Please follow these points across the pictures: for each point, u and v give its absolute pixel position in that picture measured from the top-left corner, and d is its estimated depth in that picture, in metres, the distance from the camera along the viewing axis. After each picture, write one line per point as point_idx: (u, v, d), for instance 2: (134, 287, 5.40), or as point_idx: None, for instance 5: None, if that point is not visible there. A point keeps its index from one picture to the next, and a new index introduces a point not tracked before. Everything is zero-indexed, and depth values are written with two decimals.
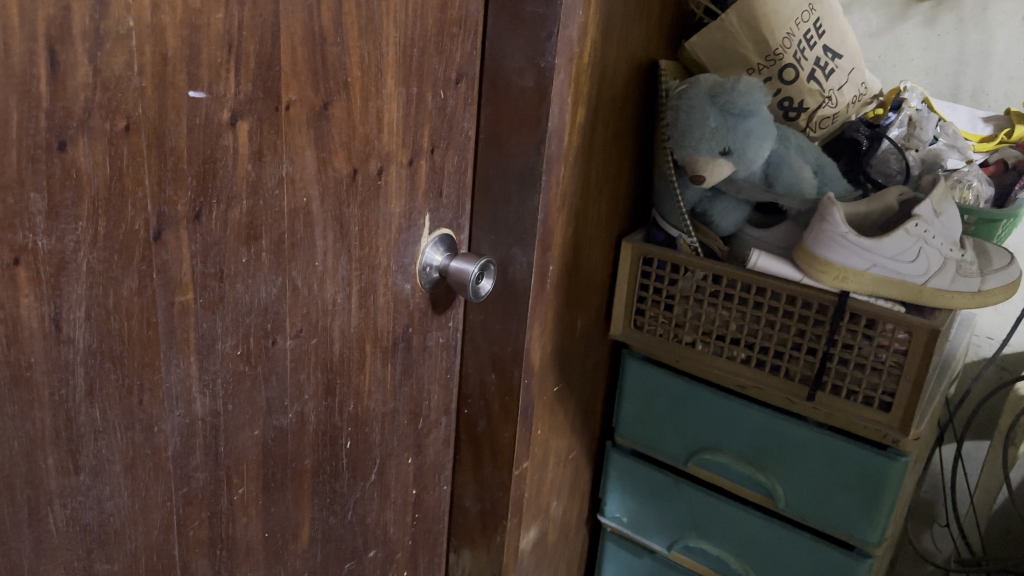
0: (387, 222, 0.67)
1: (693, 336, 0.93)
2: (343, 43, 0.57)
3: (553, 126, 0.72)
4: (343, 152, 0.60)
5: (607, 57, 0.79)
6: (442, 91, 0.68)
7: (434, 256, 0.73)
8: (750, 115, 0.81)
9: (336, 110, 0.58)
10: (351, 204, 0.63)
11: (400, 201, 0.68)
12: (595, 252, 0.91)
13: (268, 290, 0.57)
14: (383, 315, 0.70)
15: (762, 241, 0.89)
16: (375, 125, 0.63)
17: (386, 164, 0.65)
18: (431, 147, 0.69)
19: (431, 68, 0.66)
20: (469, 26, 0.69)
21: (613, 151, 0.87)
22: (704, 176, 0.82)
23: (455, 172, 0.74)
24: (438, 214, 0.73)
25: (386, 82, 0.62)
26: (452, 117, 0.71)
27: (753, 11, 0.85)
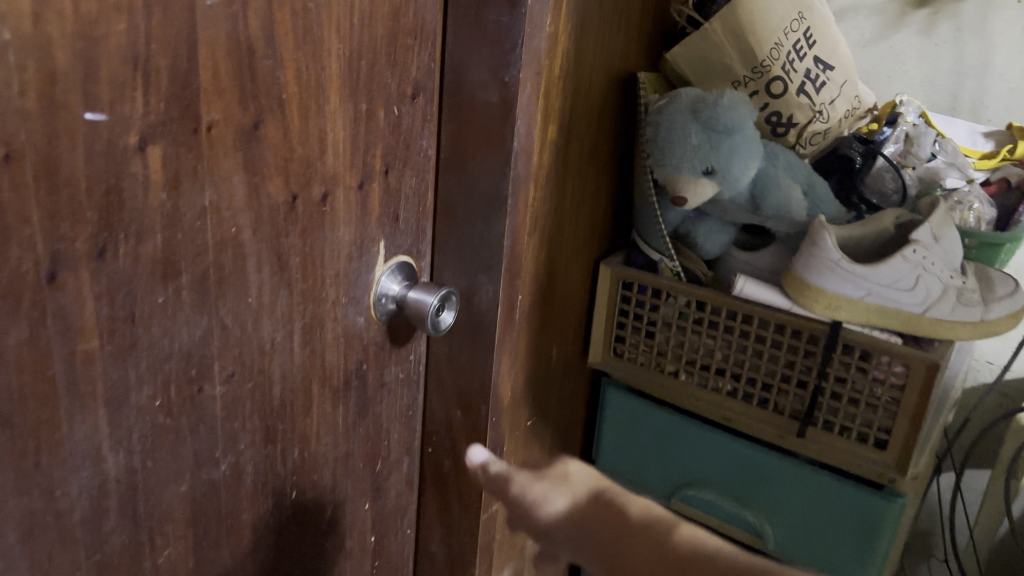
0: (335, 252, 0.61)
1: (675, 365, 0.87)
2: (276, 56, 0.51)
3: (519, 145, 0.66)
4: (280, 176, 0.54)
5: (581, 69, 0.73)
6: (396, 108, 0.62)
7: (391, 284, 0.67)
8: (735, 132, 0.75)
9: (268, 131, 0.52)
10: (291, 232, 0.57)
11: (349, 228, 0.62)
12: (572, 278, 0.85)
13: (191, 332, 0.51)
14: (332, 353, 0.64)
15: (749, 265, 0.83)
16: (318, 146, 0.57)
17: (331, 188, 0.59)
18: (384, 168, 0.63)
19: (383, 82, 0.60)
20: (425, 36, 0.63)
21: (589, 169, 0.81)
22: (685, 198, 0.76)
23: (414, 195, 0.67)
24: (395, 240, 0.67)
25: (329, 98, 0.56)
26: (408, 136, 0.64)
27: (740, 19, 0.79)
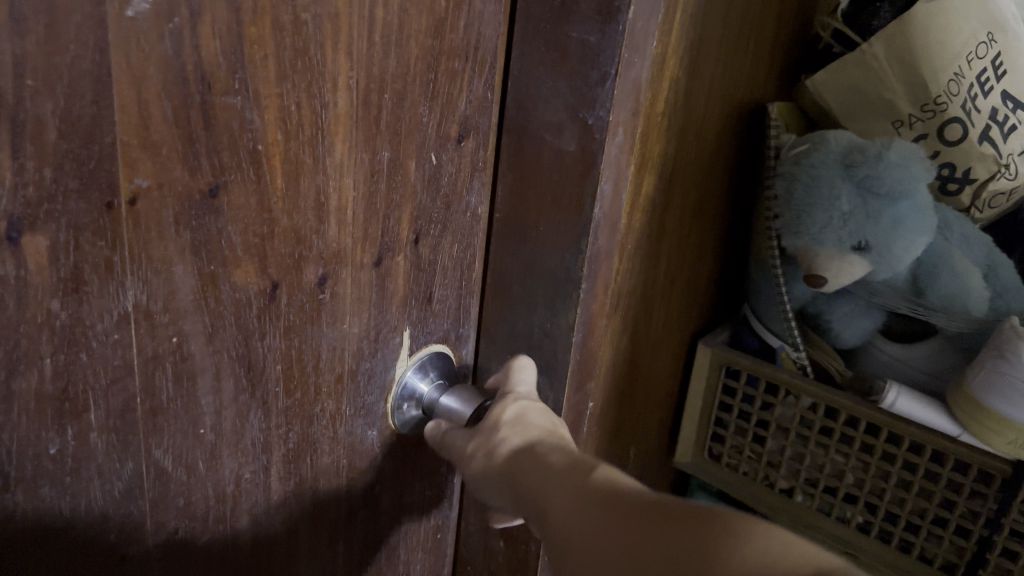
0: (337, 351, 0.42)
1: (790, 482, 0.68)
2: (247, 87, 0.31)
3: (603, 211, 0.46)
4: (252, 259, 0.34)
5: (694, 103, 0.55)
6: (434, 155, 0.44)
7: (420, 382, 0.49)
8: (903, 198, 0.55)
9: (233, 196, 0.32)
10: (269, 333, 0.37)
11: (361, 317, 0.43)
12: (661, 363, 0.66)
13: (104, 492, 0.31)
14: (326, 482, 0.45)
15: (899, 365, 0.63)
16: (313, 215, 0.37)
17: (334, 268, 0.39)
18: (414, 233, 0.45)
19: (418, 123, 0.41)
20: (480, 58, 0.45)
21: (693, 228, 0.62)
22: (825, 279, 0.58)
23: (454, 267, 0.50)
24: (427, 324, 0.49)
25: (335, 148, 0.36)
26: (451, 194, 0.47)
27: (909, 41, 0.59)
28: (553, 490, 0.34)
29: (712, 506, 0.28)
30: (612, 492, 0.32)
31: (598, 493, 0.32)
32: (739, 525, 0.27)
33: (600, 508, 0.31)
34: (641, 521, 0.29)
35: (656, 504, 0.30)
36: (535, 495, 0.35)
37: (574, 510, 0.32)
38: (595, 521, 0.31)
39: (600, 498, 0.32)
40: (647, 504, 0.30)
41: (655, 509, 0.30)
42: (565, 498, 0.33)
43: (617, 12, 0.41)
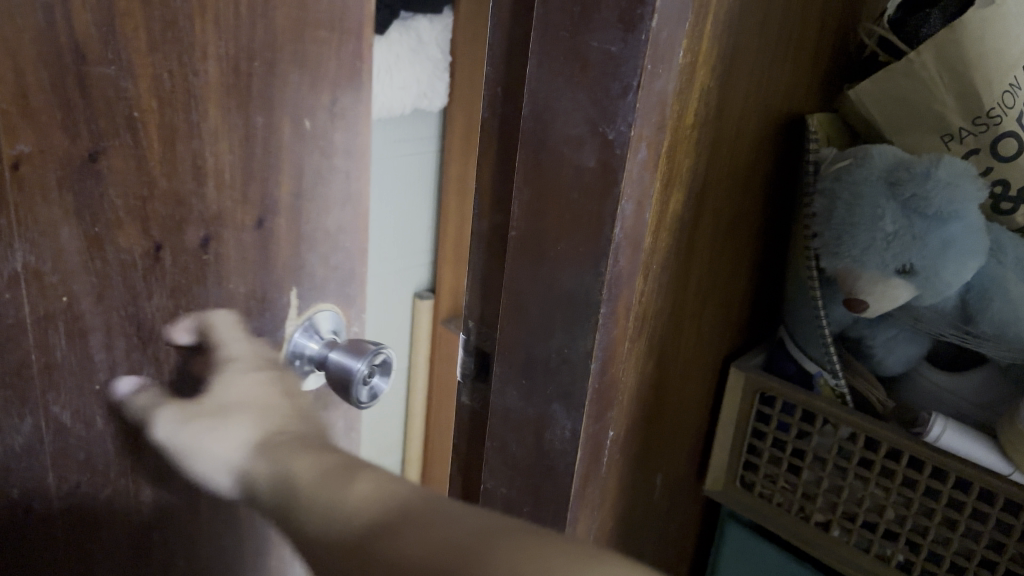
0: (219, 324, 0.40)
1: (826, 515, 0.64)
2: (124, 60, 0.31)
3: (624, 232, 0.43)
4: (134, 221, 0.34)
5: (728, 117, 0.52)
6: (306, 116, 0.40)
7: (310, 339, 0.45)
8: (953, 219, 0.51)
9: (110, 166, 0.32)
10: (156, 293, 0.36)
11: (247, 279, 0.41)
12: (691, 387, 0.63)
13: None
14: None
15: (945, 395, 0.59)
16: (192, 177, 0.36)
17: (213, 231, 0.38)
18: (296, 191, 0.42)
19: (287, 86, 0.39)
20: (346, 27, 0.42)
21: (727, 247, 0.59)
22: (868, 303, 0.55)
23: (342, 228, 0.46)
24: (317, 284, 0.45)
25: (209, 112, 0.35)
26: (326, 144, 0.42)
27: (962, 49, 0.55)
28: (319, 516, 0.33)
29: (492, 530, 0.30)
30: (377, 508, 0.32)
31: (381, 501, 0.33)
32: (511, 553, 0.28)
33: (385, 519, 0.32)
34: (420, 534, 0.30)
35: (427, 508, 0.32)
36: (316, 504, 0.34)
37: (343, 533, 0.32)
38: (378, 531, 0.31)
39: (363, 513, 0.32)
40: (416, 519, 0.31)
41: (423, 517, 0.31)
42: (358, 520, 0.32)
43: (640, 21, 0.38)
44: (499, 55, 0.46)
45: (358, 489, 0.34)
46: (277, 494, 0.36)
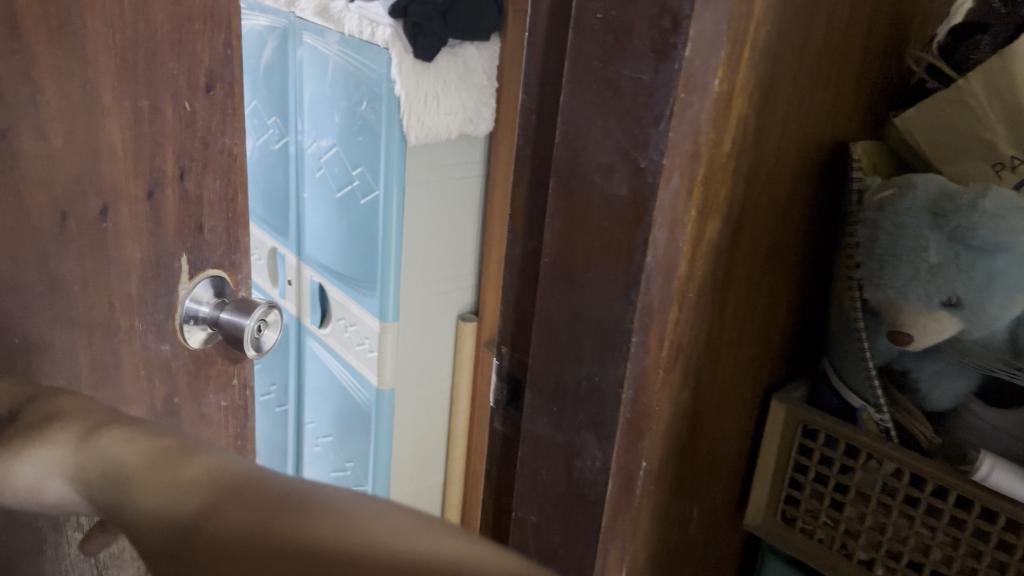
0: (123, 273, 0.54)
1: (870, 554, 0.62)
2: (28, 55, 0.45)
3: (656, 262, 0.43)
4: (40, 190, 0.48)
5: (766, 145, 0.51)
6: (187, 102, 0.54)
7: (200, 304, 0.59)
8: (1000, 251, 0.50)
9: (21, 141, 0.46)
10: (65, 256, 0.50)
11: (140, 245, 0.54)
12: (729, 419, 0.62)
13: None
14: (130, 385, 0.56)
15: (997, 433, 0.57)
16: (89, 156, 0.49)
17: (111, 202, 0.52)
18: (180, 170, 0.55)
19: (168, 73, 0.53)
20: (215, 21, 0.55)
21: (766, 276, 0.58)
22: (911, 336, 0.53)
23: (220, 201, 0.59)
24: (201, 250, 0.59)
25: (103, 98, 0.49)
26: (206, 134, 0.56)
27: (1013, 77, 0.54)
28: (155, 505, 0.31)
29: (324, 505, 0.29)
30: (197, 495, 0.30)
31: (227, 477, 0.31)
32: (342, 519, 0.28)
33: (224, 494, 0.30)
34: (251, 514, 0.29)
35: (244, 491, 0.30)
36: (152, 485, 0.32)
37: (169, 521, 0.30)
38: (214, 508, 0.29)
39: (192, 494, 0.31)
40: (270, 501, 0.29)
41: (244, 495, 0.30)
42: (206, 485, 0.31)
43: (673, 49, 0.38)
44: (533, 82, 0.46)
45: (188, 472, 0.32)
46: (106, 494, 0.34)
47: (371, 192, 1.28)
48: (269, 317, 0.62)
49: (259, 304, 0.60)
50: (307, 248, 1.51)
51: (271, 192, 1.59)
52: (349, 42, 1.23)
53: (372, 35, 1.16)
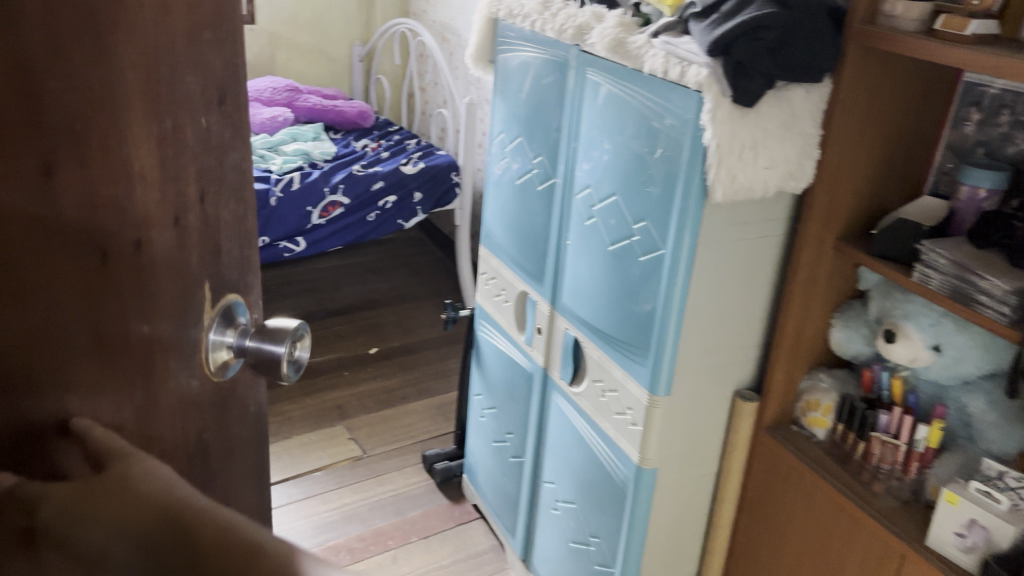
0: (155, 309, 0.48)
1: None
2: (69, 77, 0.40)
3: None
4: (82, 226, 0.42)
5: None
6: (202, 118, 0.50)
7: (226, 335, 0.56)
8: None
9: (67, 176, 0.40)
10: (106, 290, 0.44)
11: (169, 271, 0.49)
12: None
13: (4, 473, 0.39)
14: (168, 425, 0.51)
15: None
16: (123, 185, 0.44)
17: (145, 235, 0.46)
18: (200, 198, 0.51)
19: (186, 91, 0.48)
20: (222, 29, 0.51)
21: None
22: None
23: (235, 225, 0.55)
24: (221, 273, 0.55)
25: (134, 128, 0.44)
26: (219, 148, 0.52)
27: None
28: (109, 527, 0.39)
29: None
30: (191, 532, 0.39)
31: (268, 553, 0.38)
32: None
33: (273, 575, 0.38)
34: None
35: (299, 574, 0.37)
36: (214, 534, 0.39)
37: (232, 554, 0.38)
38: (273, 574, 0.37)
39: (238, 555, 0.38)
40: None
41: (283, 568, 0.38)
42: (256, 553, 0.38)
43: None
44: None
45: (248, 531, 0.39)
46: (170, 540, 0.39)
47: (655, 252, 1.10)
48: (298, 341, 0.61)
49: (292, 330, 0.59)
50: (562, 299, 1.34)
51: (527, 233, 1.45)
52: (648, 81, 1.08)
53: (682, 76, 1.01)
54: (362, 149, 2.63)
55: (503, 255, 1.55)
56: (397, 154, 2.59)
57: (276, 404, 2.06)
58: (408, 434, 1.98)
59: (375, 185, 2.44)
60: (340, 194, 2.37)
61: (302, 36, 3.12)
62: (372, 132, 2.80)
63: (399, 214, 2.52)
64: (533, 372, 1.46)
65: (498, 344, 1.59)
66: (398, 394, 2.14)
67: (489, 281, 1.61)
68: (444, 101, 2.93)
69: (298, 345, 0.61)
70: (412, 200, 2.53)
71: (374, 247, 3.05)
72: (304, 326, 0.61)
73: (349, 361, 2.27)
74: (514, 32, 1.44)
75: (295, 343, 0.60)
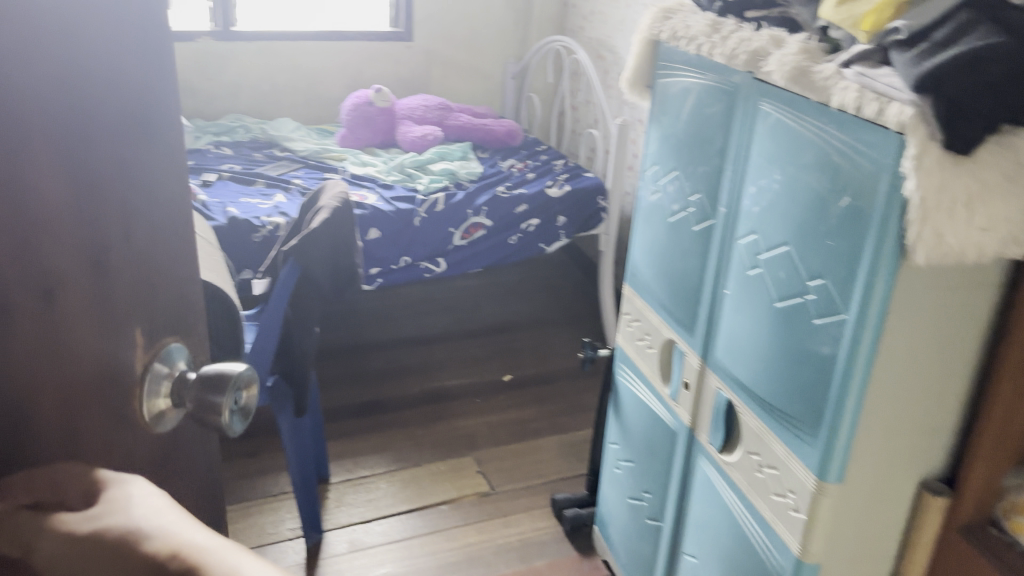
0: (72, 366, 0.43)
1: None
2: None
3: None
4: None
5: None
6: (128, 148, 0.46)
7: (160, 378, 0.51)
8: None
9: None
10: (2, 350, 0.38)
11: (89, 320, 0.44)
12: None
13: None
14: None
15: None
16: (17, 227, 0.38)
17: (52, 285, 0.41)
18: (128, 236, 0.46)
19: (104, 119, 0.44)
20: (154, 49, 0.47)
21: None
22: None
23: (173, 264, 0.51)
24: (159, 319, 0.51)
25: (31, 162, 0.39)
26: (150, 181, 0.48)
27: None
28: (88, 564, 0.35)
29: None
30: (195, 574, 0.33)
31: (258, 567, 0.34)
32: None
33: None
34: None
35: None
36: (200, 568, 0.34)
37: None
38: None
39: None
40: None
41: None
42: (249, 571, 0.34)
43: None
44: None
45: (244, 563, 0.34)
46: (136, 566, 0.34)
47: (832, 316, 0.95)
48: (247, 386, 0.54)
49: (234, 372, 0.52)
50: (716, 354, 1.21)
51: (678, 276, 1.32)
52: (836, 119, 0.94)
53: (879, 113, 0.86)
54: (508, 169, 2.58)
55: (649, 296, 1.43)
56: (542, 176, 2.51)
57: (407, 427, 2.02)
58: (538, 473, 1.89)
59: (518, 208, 2.37)
60: (484, 216, 2.33)
61: (457, 52, 3.11)
62: (519, 151, 2.75)
63: (541, 238, 2.43)
64: (677, 430, 1.34)
65: (639, 393, 1.47)
66: (530, 427, 2.05)
67: (632, 323, 1.49)
68: (596, 120, 2.84)
69: (247, 393, 0.54)
70: (556, 224, 2.44)
71: (516, 268, 2.99)
72: (251, 370, 0.54)
73: (483, 388, 2.21)
74: (677, 57, 1.32)
75: (243, 390, 0.54)
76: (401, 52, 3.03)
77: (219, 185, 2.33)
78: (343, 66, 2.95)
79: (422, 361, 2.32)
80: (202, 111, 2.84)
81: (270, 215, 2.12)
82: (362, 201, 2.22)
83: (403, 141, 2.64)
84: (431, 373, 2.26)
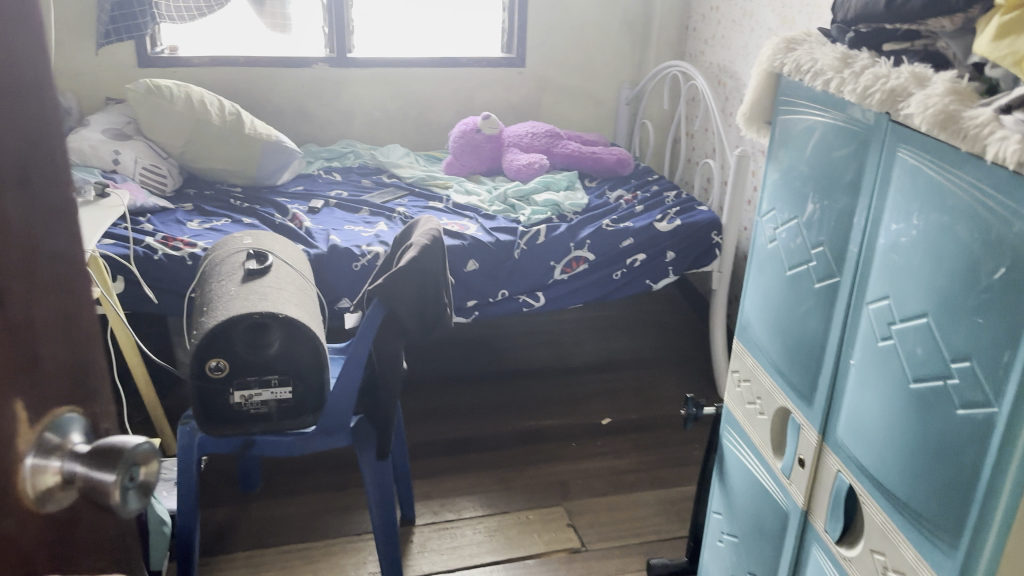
0: None
1: None
2: None
3: None
4: None
5: None
6: None
7: (40, 459, 0.41)
8: None
9: None
10: None
11: None
12: None
13: None
14: None
15: None
16: None
17: None
18: None
19: None
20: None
21: None
22: None
23: (46, 311, 0.42)
24: (31, 382, 0.41)
25: None
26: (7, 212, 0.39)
27: None
28: None
29: None
30: None
31: None
32: None
33: None
34: None
35: None
36: None
37: None
38: None
39: None
40: None
41: None
42: None
43: None
44: None
45: None
46: None
47: (975, 408, 0.81)
48: (146, 460, 0.43)
49: (127, 445, 0.42)
50: (837, 432, 1.07)
51: (796, 337, 1.18)
52: (988, 176, 0.80)
53: None
54: (616, 200, 2.47)
55: (761, 355, 1.29)
56: (652, 209, 2.38)
57: (498, 469, 1.94)
58: (635, 531, 1.76)
59: (624, 242, 2.26)
60: (587, 250, 2.22)
61: (569, 78, 3.03)
62: (629, 181, 2.64)
63: (648, 274, 2.31)
64: (787, 510, 1.20)
65: (746, 461, 1.34)
66: (628, 479, 1.93)
67: (742, 383, 1.36)
68: (713, 150, 2.69)
69: (146, 469, 0.43)
70: (664, 260, 2.31)
71: (623, 302, 2.87)
72: (153, 443, 0.43)
73: (580, 432, 2.10)
74: (800, 91, 1.19)
75: (139, 466, 0.43)
76: (513, 78, 2.98)
77: (324, 211, 2.34)
78: (455, 92, 2.93)
79: (519, 398, 2.24)
80: (316, 136, 2.88)
81: (370, 243, 2.10)
82: (461, 232, 2.18)
83: (509, 169, 2.58)
84: (527, 411, 2.18)
